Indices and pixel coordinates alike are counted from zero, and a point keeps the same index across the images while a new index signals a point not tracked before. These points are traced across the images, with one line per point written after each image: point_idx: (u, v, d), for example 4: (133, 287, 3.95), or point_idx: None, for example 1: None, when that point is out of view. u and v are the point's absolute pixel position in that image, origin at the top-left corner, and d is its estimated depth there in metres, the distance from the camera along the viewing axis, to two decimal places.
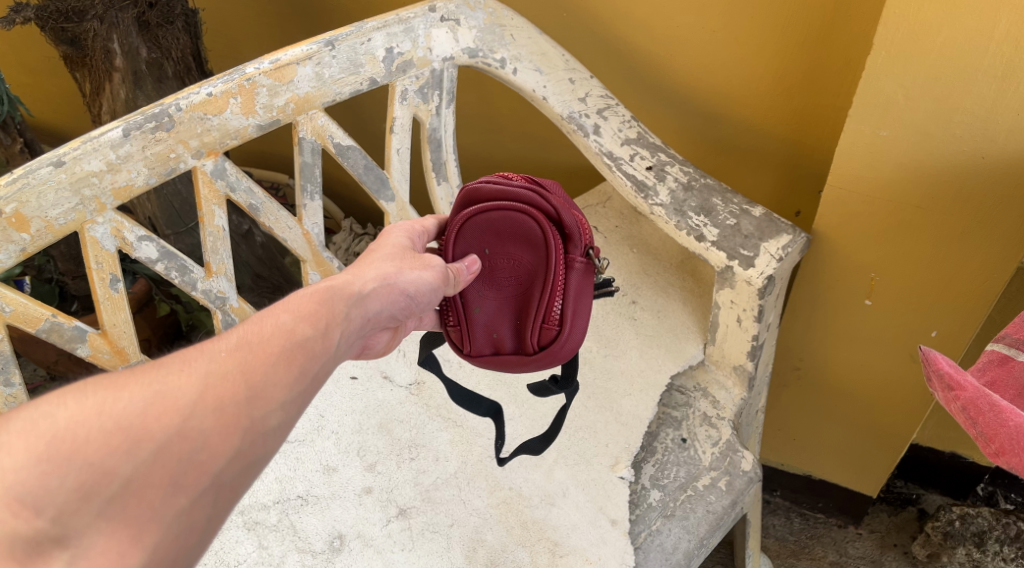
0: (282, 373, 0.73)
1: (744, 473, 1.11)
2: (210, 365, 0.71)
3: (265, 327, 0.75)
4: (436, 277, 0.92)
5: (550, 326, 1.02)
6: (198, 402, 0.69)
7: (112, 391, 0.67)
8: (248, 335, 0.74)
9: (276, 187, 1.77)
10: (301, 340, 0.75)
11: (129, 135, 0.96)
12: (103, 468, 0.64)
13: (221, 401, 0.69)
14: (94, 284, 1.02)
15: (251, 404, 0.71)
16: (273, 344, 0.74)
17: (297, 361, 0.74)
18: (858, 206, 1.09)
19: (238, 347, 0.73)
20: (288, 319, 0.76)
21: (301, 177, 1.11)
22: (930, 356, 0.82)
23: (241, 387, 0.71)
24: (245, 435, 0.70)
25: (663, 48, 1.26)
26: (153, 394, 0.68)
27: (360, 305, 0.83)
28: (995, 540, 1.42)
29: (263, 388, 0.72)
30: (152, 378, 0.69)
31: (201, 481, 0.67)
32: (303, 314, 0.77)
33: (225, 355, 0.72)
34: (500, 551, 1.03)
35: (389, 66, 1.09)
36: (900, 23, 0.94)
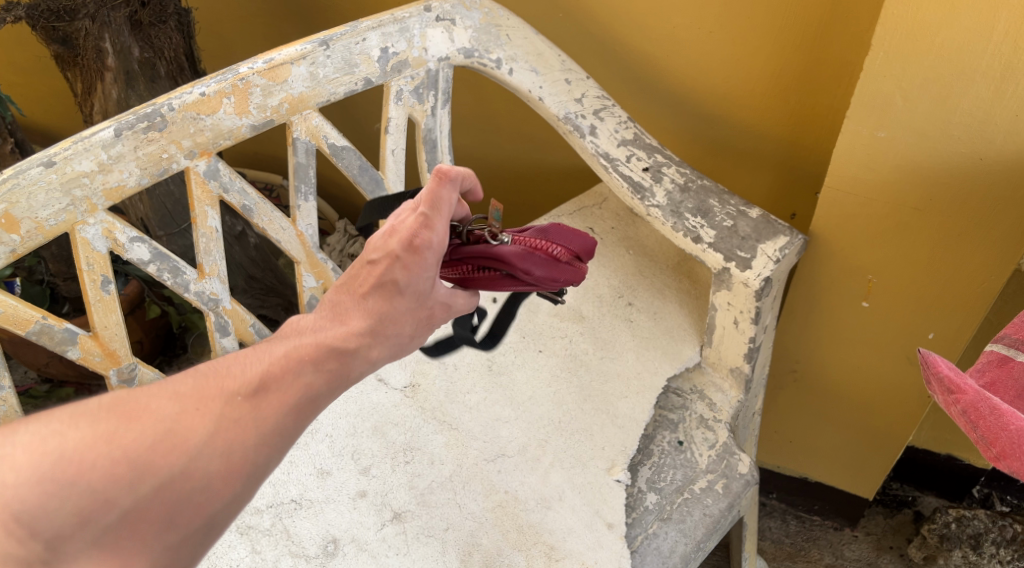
0: (291, 425, 0.71)
1: (741, 475, 1.11)
2: (224, 406, 0.69)
3: (286, 372, 0.72)
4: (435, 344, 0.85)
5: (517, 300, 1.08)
6: (207, 445, 0.67)
7: (122, 421, 0.66)
8: (271, 378, 0.71)
9: (270, 188, 1.76)
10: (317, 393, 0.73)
11: (121, 135, 0.95)
12: (104, 497, 0.63)
13: (229, 446, 0.68)
14: (85, 285, 1.00)
15: (257, 450, 0.69)
16: (289, 393, 0.71)
17: (307, 413, 0.72)
18: (855, 207, 1.08)
19: (257, 392, 0.70)
20: (311, 370, 0.73)
21: (295, 178, 1.10)
22: (929, 359, 0.82)
23: (251, 433, 0.69)
24: (246, 481, 0.68)
25: (660, 49, 1.26)
26: (164, 430, 0.67)
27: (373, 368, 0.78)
28: (991, 542, 1.41)
29: (272, 437, 0.70)
30: (165, 414, 0.67)
31: (194, 522, 0.66)
32: (329, 365, 0.74)
33: (242, 399, 0.70)
34: (495, 555, 1.02)
35: (384, 66, 1.08)
36: (898, 23, 0.94)
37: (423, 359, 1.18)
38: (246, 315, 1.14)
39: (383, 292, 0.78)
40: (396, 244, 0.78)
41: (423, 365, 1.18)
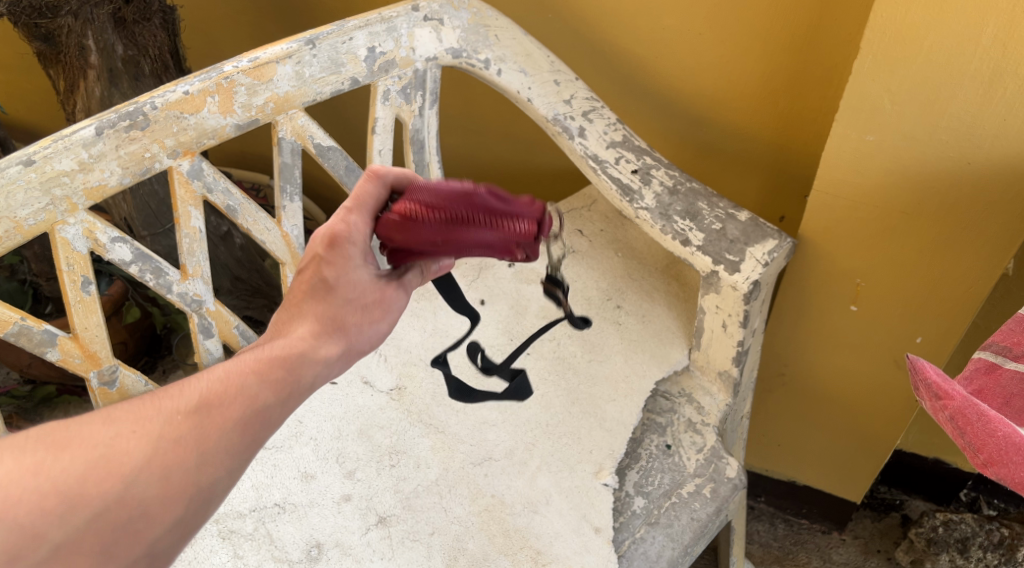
0: (234, 441, 0.74)
1: (728, 480, 1.10)
2: (163, 429, 0.72)
3: (223, 390, 0.75)
4: (391, 326, 0.89)
5: None
6: (144, 468, 0.71)
7: (53, 451, 0.69)
8: (207, 398, 0.75)
9: (257, 188, 1.75)
10: (259, 410, 0.76)
11: (102, 134, 0.93)
12: (32, 532, 0.66)
13: (167, 469, 0.71)
14: (66, 286, 0.99)
15: (199, 471, 0.72)
16: (229, 411, 0.75)
17: (251, 429, 0.75)
18: (844, 211, 1.08)
19: (193, 412, 0.74)
20: (251, 384, 0.77)
21: (281, 178, 1.09)
22: (918, 364, 0.81)
23: (190, 454, 0.72)
24: (189, 501, 0.72)
25: (648, 50, 1.25)
26: (97, 457, 0.70)
27: (321, 373, 0.82)
28: (978, 547, 1.40)
29: (213, 455, 0.73)
30: (100, 439, 0.71)
31: (134, 549, 0.70)
32: (270, 379, 0.78)
33: (180, 419, 0.73)
34: (481, 560, 1.01)
35: (370, 66, 1.07)
36: (886, 27, 0.93)
37: (409, 361, 1.17)
38: (230, 317, 1.13)
39: (314, 292, 0.84)
40: (318, 246, 0.85)
41: (410, 367, 1.17)
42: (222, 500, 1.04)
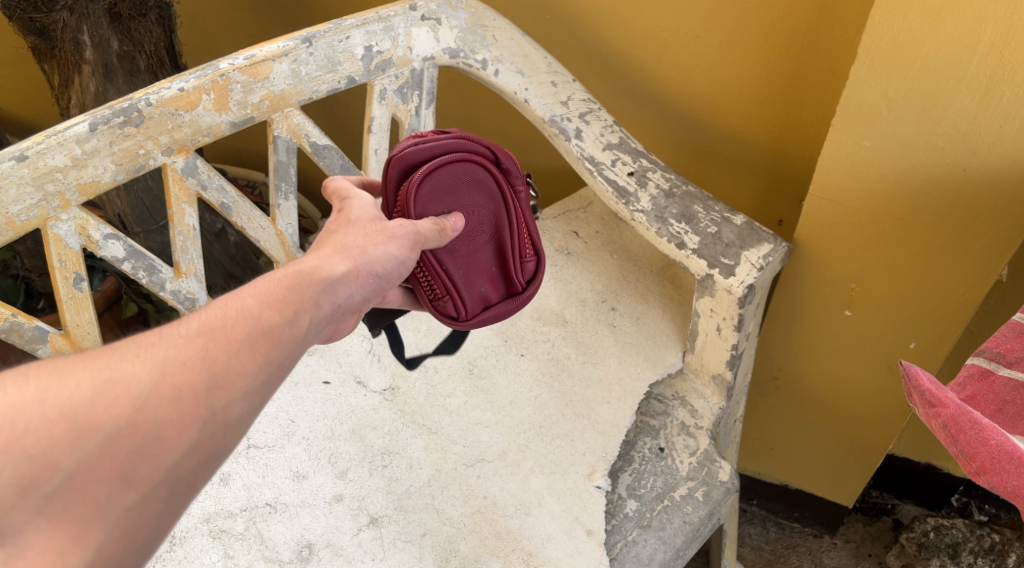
0: (247, 360, 0.70)
1: (721, 483, 1.10)
2: (166, 352, 0.68)
3: (229, 311, 0.72)
4: (401, 250, 0.87)
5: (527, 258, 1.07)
6: (153, 391, 0.67)
7: (56, 378, 0.66)
8: (211, 320, 0.71)
9: (252, 185, 1.75)
10: (268, 326, 0.72)
11: (96, 130, 0.93)
12: (45, 461, 0.63)
13: (177, 391, 0.67)
14: (57, 283, 0.99)
15: (211, 394, 0.68)
16: (236, 330, 0.71)
17: (262, 348, 0.71)
18: (840, 216, 1.08)
19: (199, 334, 0.70)
20: (255, 304, 0.73)
21: (276, 177, 1.08)
22: (911, 372, 0.81)
23: (201, 374, 0.68)
24: (203, 427, 0.67)
25: (646, 52, 1.25)
26: (103, 381, 0.66)
27: (330, 290, 0.79)
28: (969, 552, 1.40)
29: (225, 377, 0.69)
30: (103, 365, 0.67)
31: (153, 476, 0.65)
32: (274, 300, 0.74)
33: (184, 341, 0.69)
34: (473, 562, 1.01)
35: (367, 65, 1.06)
36: (883, 32, 0.93)
37: (403, 361, 1.17)
38: None
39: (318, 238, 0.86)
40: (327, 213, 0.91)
41: (403, 368, 1.17)
42: (213, 499, 1.04)
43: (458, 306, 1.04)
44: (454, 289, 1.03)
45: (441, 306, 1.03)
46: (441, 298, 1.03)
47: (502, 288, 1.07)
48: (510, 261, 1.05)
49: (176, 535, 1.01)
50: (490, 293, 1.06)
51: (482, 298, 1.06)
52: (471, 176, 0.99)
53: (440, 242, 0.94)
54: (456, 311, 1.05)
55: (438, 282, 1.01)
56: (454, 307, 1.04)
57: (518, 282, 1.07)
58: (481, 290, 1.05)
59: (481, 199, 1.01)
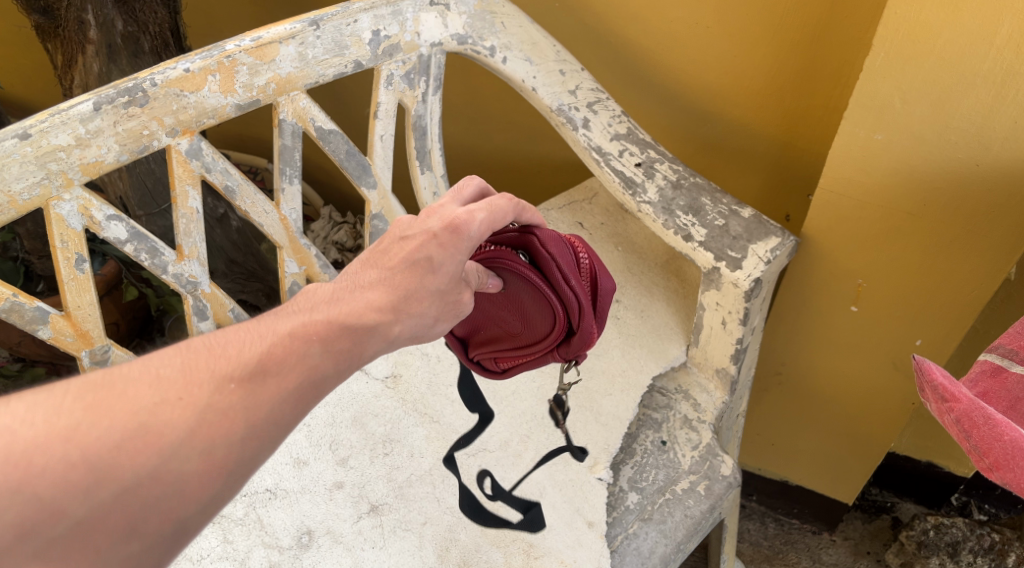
0: (287, 413, 0.71)
1: (723, 478, 1.09)
2: (211, 396, 0.69)
3: (290, 355, 0.72)
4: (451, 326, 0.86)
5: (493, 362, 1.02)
6: (185, 440, 0.67)
7: (89, 416, 0.66)
8: (268, 362, 0.71)
9: (253, 171, 1.74)
10: (320, 382, 0.73)
11: (100, 109, 0.92)
12: (52, 508, 0.63)
13: (211, 442, 0.68)
14: (60, 263, 0.98)
15: (244, 445, 0.69)
16: (289, 379, 0.71)
17: (305, 401, 0.72)
18: (850, 210, 1.07)
19: (251, 379, 0.70)
20: (318, 356, 0.73)
21: (281, 161, 1.07)
22: (924, 366, 0.79)
23: (238, 425, 0.69)
24: (229, 478, 0.68)
25: (657, 41, 1.24)
26: (137, 425, 0.66)
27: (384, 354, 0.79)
28: (968, 551, 1.40)
29: (263, 427, 0.70)
30: (142, 404, 0.67)
31: (164, 527, 0.66)
32: (334, 351, 0.74)
33: (233, 389, 0.69)
34: (474, 552, 1.00)
35: (375, 49, 1.05)
36: (899, 23, 0.92)
37: (404, 349, 1.14)
38: (225, 300, 1.11)
39: (415, 269, 0.80)
40: (436, 224, 0.81)
41: (404, 355, 1.14)
42: None
43: None
44: None
45: None
46: None
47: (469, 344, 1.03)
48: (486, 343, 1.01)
49: None
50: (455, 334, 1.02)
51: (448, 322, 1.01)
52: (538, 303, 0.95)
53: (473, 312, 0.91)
54: None
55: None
56: None
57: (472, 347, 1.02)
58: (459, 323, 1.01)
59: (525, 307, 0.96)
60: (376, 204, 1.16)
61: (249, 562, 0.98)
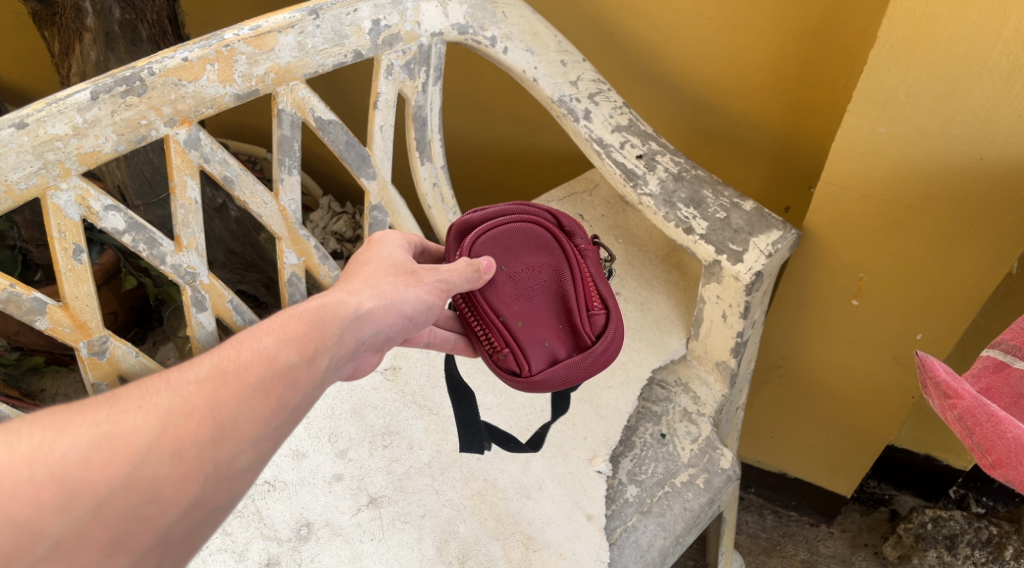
0: (257, 406, 0.71)
1: (722, 470, 1.09)
2: (172, 402, 0.69)
3: (244, 351, 0.73)
4: (431, 295, 0.88)
5: (595, 312, 1.01)
6: (154, 446, 0.67)
7: (52, 434, 0.66)
8: (223, 362, 0.72)
9: (253, 161, 1.73)
10: (284, 369, 0.73)
11: (98, 98, 0.91)
12: (30, 529, 0.62)
13: (181, 445, 0.67)
14: (56, 253, 0.97)
15: (217, 445, 0.69)
16: (249, 374, 0.72)
17: (274, 392, 0.72)
18: (852, 203, 1.06)
19: (210, 377, 0.71)
20: (272, 345, 0.74)
21: (279, 151, 1.06)
22: (927, 362, 0.77)
23: (207, 426, 0.69)
24: (206, 481, 0.68)
25: (659, 33, 1.23)
26: (101, 437, 0.66)
27: (354, 326, 0.80)
28: (966, 544, 1.41)
29: (234, 426, 0.70)
30: (103, 417, 0.67)
31: (146, 539, 0.65)
32: (290, 339, 0.74)
33: (193, 388, 0.70)
34: (472, 544, 0.99)
35: (375, 39, 1.05)
36: (905, 16, 0.91)
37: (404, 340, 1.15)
38: (224, 291, 1.11)
39: (348, 273, 0.86)
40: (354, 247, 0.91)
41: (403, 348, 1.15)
42: None
43: (519, 358, 0.99)
44: (517, 343, 1.00)
45: (503, 357, 1.00)
46: (500, 350, 1.00)
47: (577, 348, 1.01)
48: (575, 316, 1.01)
49: None
50: (560, 355, 1.01)
51: (549, 359, 1.01)
52: (523, 238, 1.03)
53: (475, 283, 0.94)
54: (518, 366, 1.00)
55: (499, 329, 1.00)
56: (516, 362, 0.99)
57: (585, 336, 1.00)
58: (547, 347, 1.01)
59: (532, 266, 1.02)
60: (375, 195, 1.16)
61: (248, 554, 0.97)
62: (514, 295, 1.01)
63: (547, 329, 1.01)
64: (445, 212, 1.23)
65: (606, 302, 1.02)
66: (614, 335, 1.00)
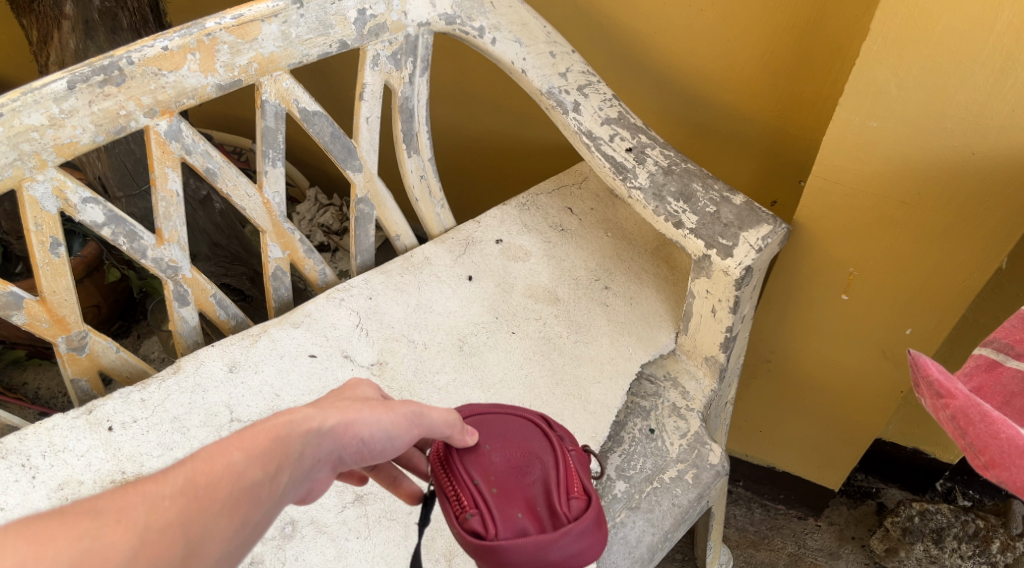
0: (226, 524, 0.61)
1: (711, 466, 1.08)
2: (147, 517, 0.59)
3: (216, 465, 0.62)
4: (399, 425, 0.72)
5: (574, 498, 0.86)
6: (130, 566, 0.57)
7: (31, 550, 0.56)
8: (196, 476, 0.61)
9: (238, 151, 1.71)
10: (250, 487, 0.62)
11: (74, 88, 0.89)
12: None
13: (155, 566, 0.58)
14: (33, 247, 0.95)
15: (187, 566, 0.59)
16: (220, 489, 0.61)
17: (243, 511, 0.62)
18: (843, 197, 1.05)
19: (183, 492, 0.60)
20: (241, 459, 0.63)
21: (263, 144, 1.04)
22: (918, 361, 0.77)
23: (179, 545, 0.59)
24: None
25: (649, 24, 1.22)
26: (80, 553, 0.57)
27: (315, 445, 0.67)
28: (953, 537, 1.41)
29: (202, 544, 0.60)
30: (82, 530, 0.58)
31: None
32: (258, 452, 0.64)
33: (168, 503, 0.60)
34: (459, 541, 0.98)
35: (360, 29, 1.03)
36: (899, 8, 0.90)
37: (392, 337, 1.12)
38: (207, 285, 1.09)
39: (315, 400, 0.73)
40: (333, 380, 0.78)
41: (391, 342, 1.12)
42: None
43: (484, 521, 0.83)
44: (485, 506, 0.83)
45: (468, 521, 0.83)
46: (465, 512, 0.83)
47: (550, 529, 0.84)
48: (552, 496, 0.86)
49: None
50: (532, 533, 0.83)
51: (520, 532, 0.83)
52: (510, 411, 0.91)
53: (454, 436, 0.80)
54: (484, 531, 0.82)
55: (473, 489, 0.83)
56: (480, 527, 0.82)
57: (561, 517, 0.84)
58: (518, 521, 0.84)
59: (521, 442, 0.88)
60: (362, 188, 1.14)
61: None
62: (490, 468, 0.85)
63: (521, 500, 0.85)
64: (433, 205, 1.23)
65: (586, 493, 0.87)
66: (591, 519, 0.85)
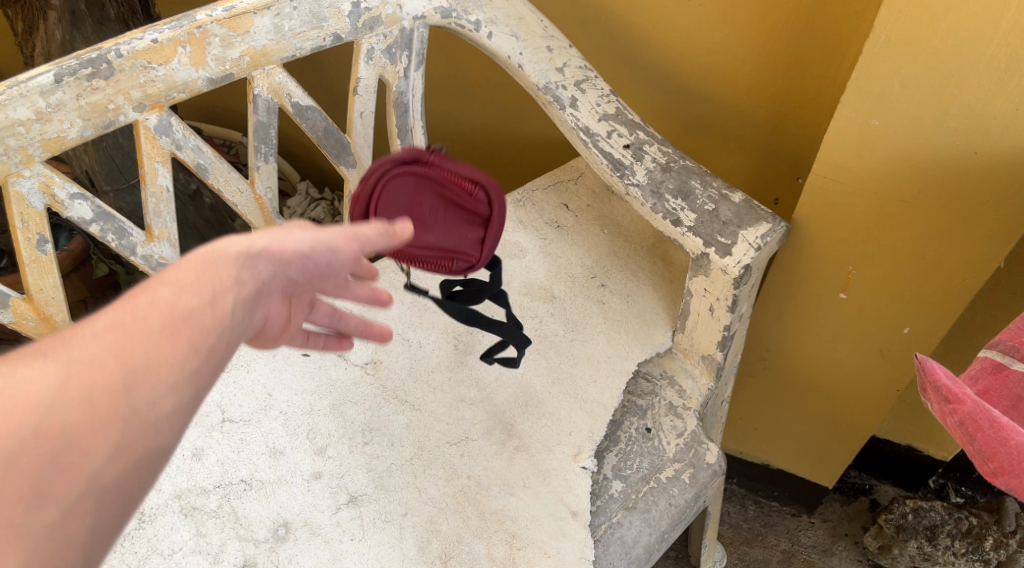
0: (168, 352, 0.61)
1: (708, 465, 1.06)
2: (70, 353, 0.59)
3: (140, 304, 0.62)
4: (333, 238, 0.71)
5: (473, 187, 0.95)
6: (57, 396, 0.58)
7: None
8: (120, 315, 0.61)
9: (228, 144, 1.69)
10: (186, 313, 0.62)
11: (62, 81, 0.87)
12: None
13: (86, 393, 0.58)
14: (19, 244, 0.94)
15: (129, 392, 0.59)
16: (149, 320, 0.61)
17: (182, 334, 0.62)
18: (842, 195, 1.04)
19: (106, 331, 0.61)
20: (169, 292, 0.63)
21: (256, 138, 1.02)
22: (927, 365, 0.75)
23: (115, 372, 0.59)
24: (123, 430, 0.59)
25: (646, 18, 1.20)
26: (2, 396, 0.57)
27: (249, 266, 0.67)
28: (946, 534, 1.41)
29: (142, 371, 0.60)
30: (2, 372, 0.58)
31: (70, 494, 0.56)
32: (187, 284, 0.63)
33: (90, 339, 0.60)
34: (455, 543, 0.96)
35: (354, 22, 1.01)
36: (903, 5, 0.89)
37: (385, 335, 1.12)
38: None
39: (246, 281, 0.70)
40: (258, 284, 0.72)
41: (385, 343, 1.11)
42: (186, 475, 0.99)
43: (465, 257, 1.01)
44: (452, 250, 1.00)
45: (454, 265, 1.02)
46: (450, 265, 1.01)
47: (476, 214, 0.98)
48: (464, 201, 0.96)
49: (145, 512, 0.96)
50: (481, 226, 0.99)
51: (477, 237, 1.00)
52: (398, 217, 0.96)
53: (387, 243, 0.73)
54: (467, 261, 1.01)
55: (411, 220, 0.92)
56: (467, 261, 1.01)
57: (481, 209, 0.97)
58: (466, 233, 0.99)
59: (411, 193, 0.95)
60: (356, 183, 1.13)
61: (223, 556, 0.94)
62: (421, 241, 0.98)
63: (450, 221, 0.98)
64: None
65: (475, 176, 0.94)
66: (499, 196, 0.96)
